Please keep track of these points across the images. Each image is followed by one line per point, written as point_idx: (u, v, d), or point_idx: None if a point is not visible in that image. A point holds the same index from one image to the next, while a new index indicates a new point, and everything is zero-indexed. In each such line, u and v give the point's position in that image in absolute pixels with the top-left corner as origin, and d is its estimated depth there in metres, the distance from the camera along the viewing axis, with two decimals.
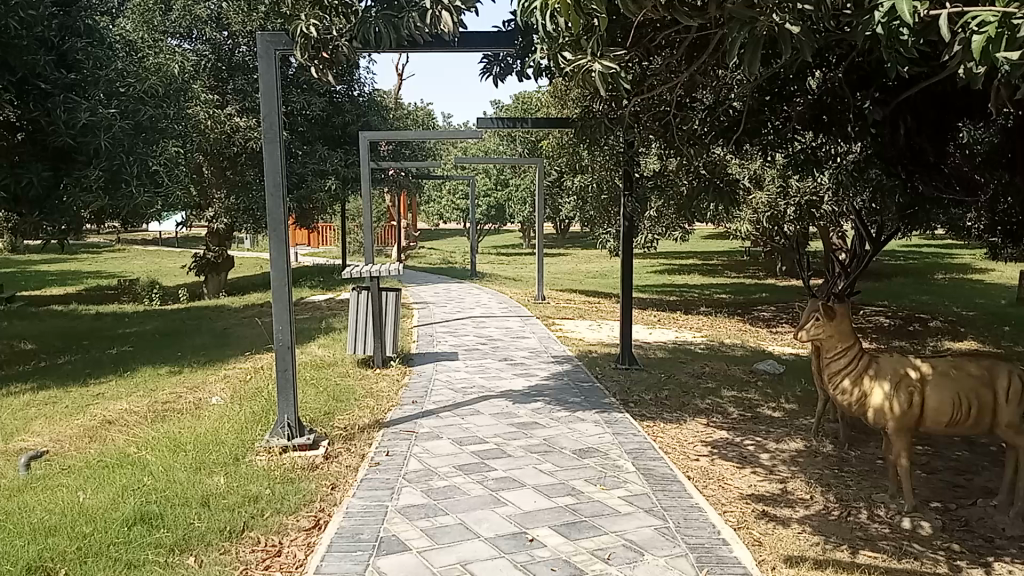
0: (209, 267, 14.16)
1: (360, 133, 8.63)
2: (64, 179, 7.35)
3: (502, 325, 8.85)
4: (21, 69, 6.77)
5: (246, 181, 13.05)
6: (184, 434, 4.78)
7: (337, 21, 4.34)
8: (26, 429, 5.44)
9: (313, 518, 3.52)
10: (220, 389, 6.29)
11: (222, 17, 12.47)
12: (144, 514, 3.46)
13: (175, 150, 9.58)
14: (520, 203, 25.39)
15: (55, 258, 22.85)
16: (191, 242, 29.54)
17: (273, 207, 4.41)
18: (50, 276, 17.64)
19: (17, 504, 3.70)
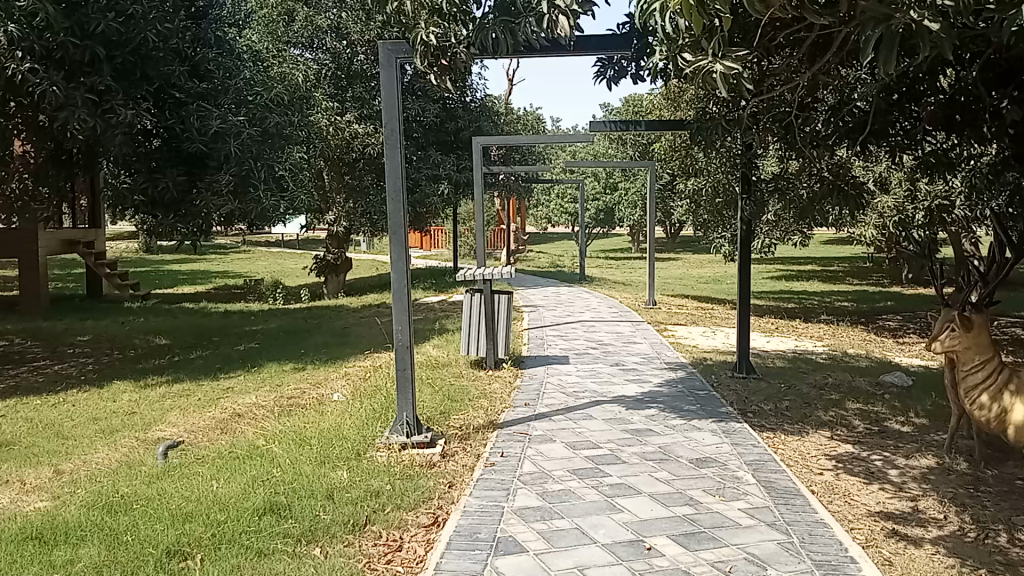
0: (328, 268, 14.64)
1: (473, 137, 8.63)
2: (197, 184, 7.74)
3: (615, 330, 8.79)
4: (158, 79, 7.20)
5: (364, 185, 13.47)
6: (308, 428, 4.96)
7: (459, 29, 4.41)
8: (164, 419, 5.78)
9: (432, 515, 3.58)
10: (342, 386, 6.50)
11: (342, 26, 12.87)
12: (273, 505, 3.61)
13: (298, 156, 9.99)
14: (631, 207, 25.14)
15: (186, 258, 24.19)
16: (310, 244, 30.72)
17: (393, 211, 4.52)
18: (182, 275, 18.66)
19: (157, 491, 3.93)
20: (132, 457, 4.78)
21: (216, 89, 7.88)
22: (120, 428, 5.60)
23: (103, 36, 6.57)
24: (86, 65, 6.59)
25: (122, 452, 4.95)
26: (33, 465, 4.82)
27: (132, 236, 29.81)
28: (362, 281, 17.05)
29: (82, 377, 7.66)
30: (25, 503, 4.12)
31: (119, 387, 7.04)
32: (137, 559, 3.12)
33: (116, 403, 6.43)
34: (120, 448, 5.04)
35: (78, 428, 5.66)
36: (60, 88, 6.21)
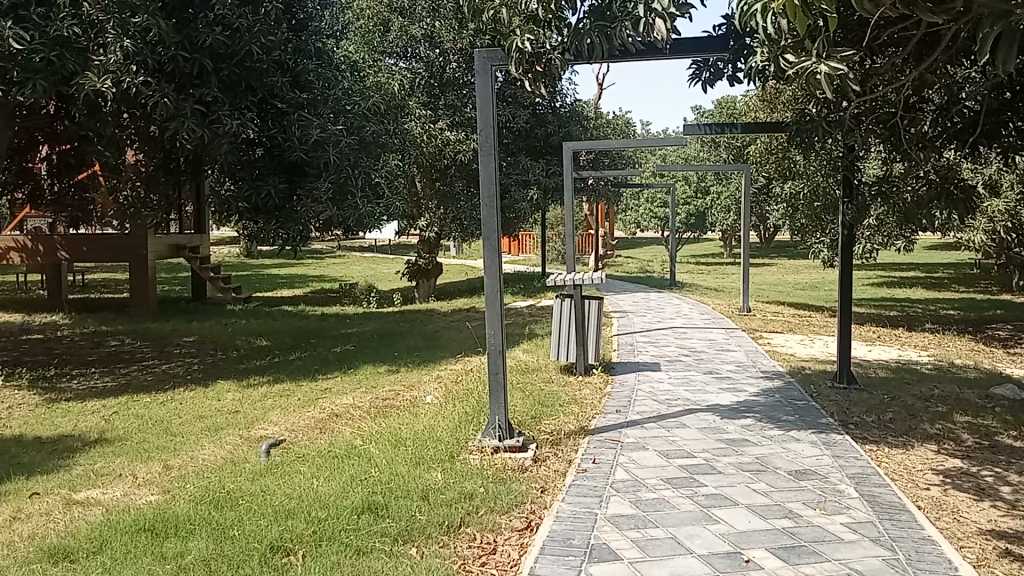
0: (419, 273, 14.87)
1: (564, 143, 8.62)
2: (298, 191, 8.01)
3: (707, 337, 8.65)
4: (262, 89, 7.49)
5: (455, 192, 13.69)
6: (403, 430, 5.06)
7: (552, 35, 4.47)
8: (265, 418, 5.99)
9: (525, 519, 3.60)
10: (434, 388, 6.60)
11: (435, 35, 13.07)
12: (371, 504, 3.70)
13: (394, 163, 10.21)
14: (723, 211, 24.68)
15: (284, 262, 25.01)
16: (402, 250, 31.34)
17: (488, 216, 4.56)
18: (280, 279, 19.31)
19: (261, 487, 4.08)
20: (236, 454, 4.97)
21: (316, 99, 8.12)
22: (225, 425, 5.83)
23: (211, 49, 6.90)
24: (194, 78, 6.90)
25: (227, 449, 5.16)
26: (145, 459, 5.08)
27: (234, 241, 31.01)
28: (452, 286, 17.28)
29: (188, 376, 8.02)
30: (139, 495, 4.34)
31: (223, 386, 7.34)
32: (243, 553, 3.24)
33: (221, 401, 6.70)
34: (226, 445, 5.26)
35: (186, 425, 5.93)
36: (171, 100, 6.52)
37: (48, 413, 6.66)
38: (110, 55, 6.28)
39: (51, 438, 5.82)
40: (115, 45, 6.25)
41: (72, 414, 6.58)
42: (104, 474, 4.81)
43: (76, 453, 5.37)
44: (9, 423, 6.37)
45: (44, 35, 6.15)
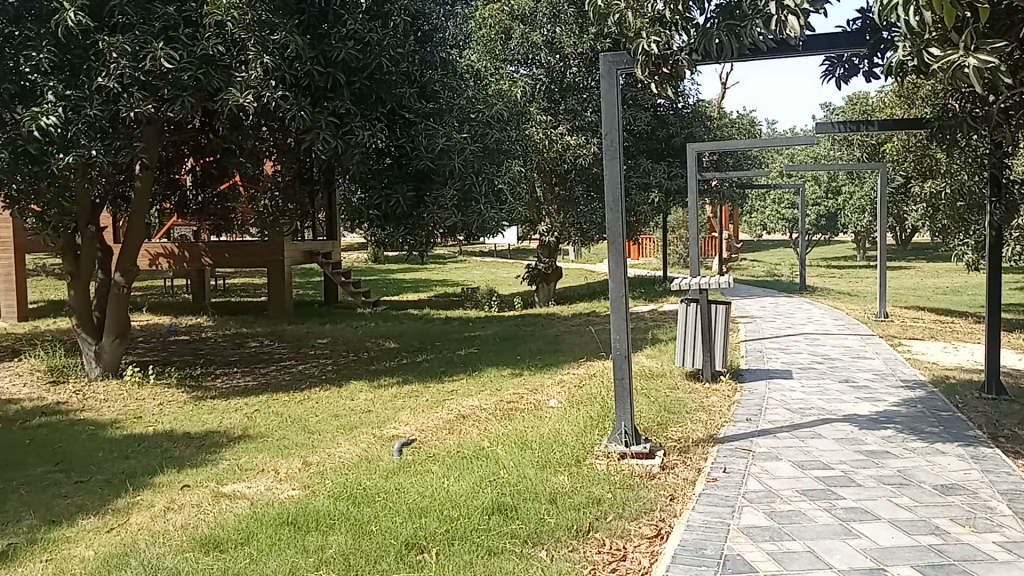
0: (540, 277, 14.96)
1: (688, 145, 8.47)
2: (425, 198, 8.21)
3: (841, 344, 8.33)
4: (391, 100, 7.77)
5: (576, 196, 13.76)
6: (529, 433, 5.12)
7: (677, 36, 4.39)
8: (396, 418, 6.19)
9: (655, 527, 3.58)
10: (557, 392, 6.64)
11: (556, 40, 13.14)
12: (501, 505, 3.77)
13: (516, 169, 10.32)
14: (856, 212, 23.66)
15: (409, 267, 25.71)
16: (523, 254, 31.64)
17: (613, 221, 4.55)
18: (405, 284, 19.86)
19: (394, 484, 4.22)
20: (370, 452, 5.16)
21: (441, 109, 8.34)
22: (358, 424, 6.06)
23: (343, 63, 7.19)
24: (328, 91, 7.21)
25: (361, 447, 5.36)
26: (285, 455, 5.34)
27: (362, 248, 32.09)
28: (573, 290, 17.30)
29: (321, 377, 8.37)
30: (280, 489, 4.57)
31: (355, 387, 7.62)
32: (380, 549, 3.37)
33: (353, 401, 6.97)
34: (360, 443, 5.47)
35: (321, 424, 6.19)
36: (307, 112, 6.84)
37: (196, 410, 7.11)
38: (250, 71, 6.59)
39: (199, 433, 6.21)
40: (255, 62, 6.56)
41: (217, 411, 6.98)
42: (248, 469, 5.10)
43: (222, 448, 5.71)
44: (161, 419, 6.83)
45: (193, 54, 6.56)
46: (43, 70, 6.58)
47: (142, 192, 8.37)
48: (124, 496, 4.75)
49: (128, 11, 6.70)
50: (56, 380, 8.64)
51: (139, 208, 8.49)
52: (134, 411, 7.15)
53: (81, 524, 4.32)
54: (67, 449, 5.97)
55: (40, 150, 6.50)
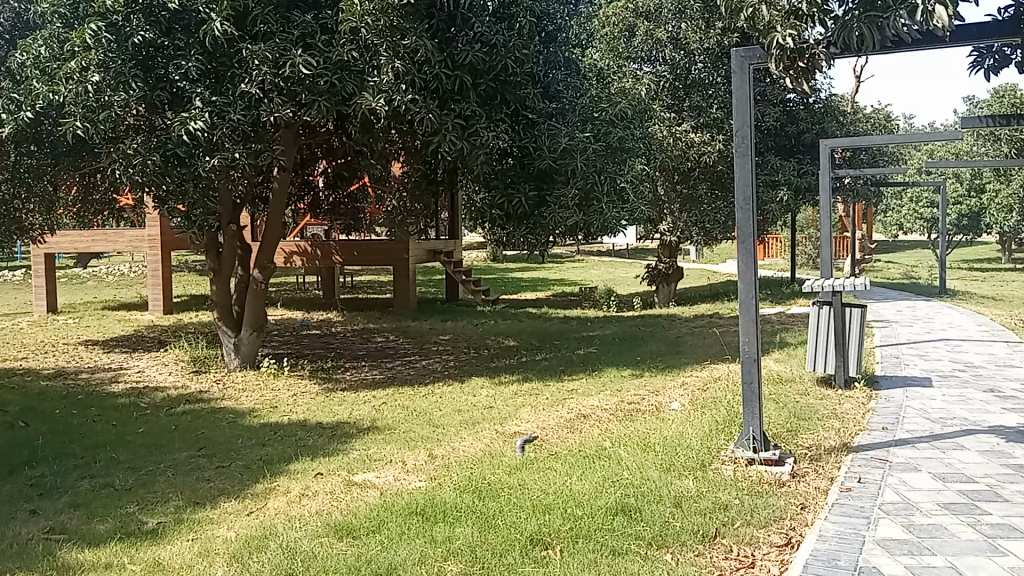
0: (660, 277, 14.74)
1: (821, 141, 8.15)
2: (546, 198, 8.25)
3: (986, 351, 7.84)
4: (515, 101, 7.87)
5: (699, 194, 13.54)
6: (652, 435, 5.07)
7: (813, 28, 4.24)
8: (517, 415, 6.26)
9: (786, 535, 3.48)
10: (681, 394, 6.54)
11: (681, 36, 12.92)
12: (625, 506, 3.76)
13: (639, 168, 10.24)
14: (1003, 211, 22.19)
15: (529, 266, 25.89)
16: (642, 254, 31.38)
17: (742, 220, 4.44)
18: (524, 282, 20.05)
19: (517, 480, 4.27)
20: (494, 448, 5.24)
21: (565, 108, 8.35)
22: (481, 420, 6.17)
23: (470, 65, 7.33)
24: (455, 93, 7.38)
25: (485, 442, 5.45)
26: (411, 447, 5.49)
27: (482, 247, 32.57)
28: (695, 291, 16.99)
29: (445, 372, 8.56)
30: (408, 480, 4.71)
31: (476, 383, 7.75)
32: (506, 543, 3.42)
33: (475, 397, 7.08)
34: (483, 438, 5.58)
35: (446, 418, 6.34)
36: (434, 114, 7.07)
37: (327, 401, 7.40)
38: (382, 75, 6.84)
39: (330, 424, 6.46)
40: (386, 67, 6.80)
41: (347, 403, 7.25)
42: (377, 459, 5.27)
43: (352, 438, 5.94)
44: (295, 408, 7.16)
45: (328, 60, 6.90)
46: (192, 77, 7.07)
47: (280, 192, 8.78)
48: (261, 481, 5.00)
49: (270, 19, 6.95)
50: (198, 370, 9.21)
51: (276, 208, 8.93)
52: (270, 401, 7.52)
53: (223, 507, 4.58)
54: (209, 435, 6.34)
55: (188, 153, 7.02)
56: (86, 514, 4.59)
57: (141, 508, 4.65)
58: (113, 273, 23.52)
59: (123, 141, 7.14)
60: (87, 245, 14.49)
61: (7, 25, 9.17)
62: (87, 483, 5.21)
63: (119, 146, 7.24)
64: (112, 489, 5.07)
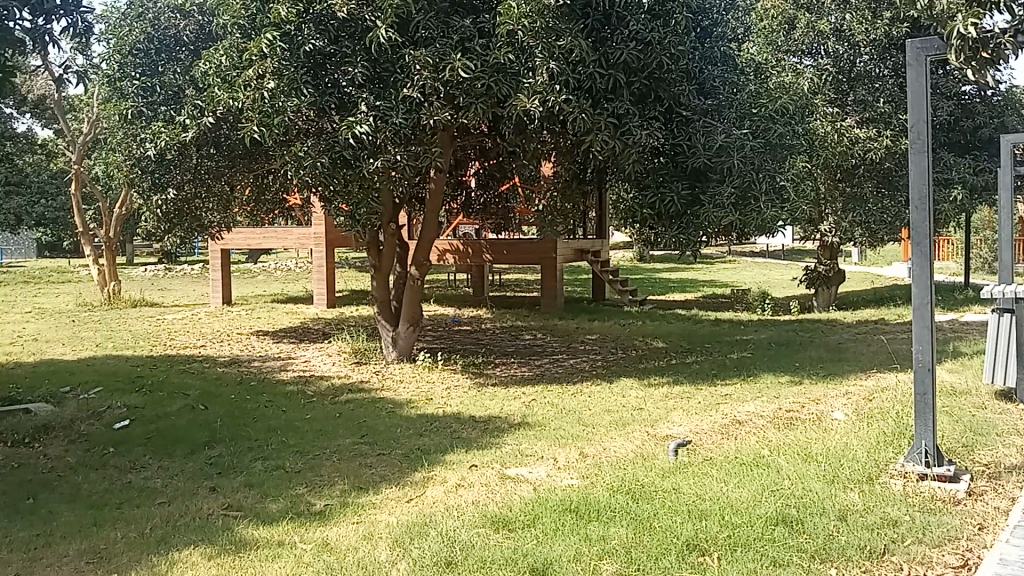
0: (819, 280, 14.14)
1: (1003, 136, 7.58)
2: (701, 197, 8.07)
3: None
4: (669, 99, 7.78)
5: (863, 193, 12.93)
6: (814, 444, 4.89)
7: (996, 17, 3.96)
8: (669, 417, 6.20)
9: (962, 556, 3.27)
10: (843, 404, 6.27)
11: (845, 27, 12.40)
12: (785, 517, 3.65)
13: (799, 165, 9.87)
14: None
15: (678, 266, 25.50)
16: (798, 256, 30.30)
17: (918, 221, 4.21)
18: (673, 283, 19.73)
19: (671, 484, 4.23)
20: (647, 450, 5.21)
21: (721, 105, 8.19)
22: (631, 421, 6.14)
23: (625, 64, 7.32)
24: (609, 92, 7.39)
25: (636, 444, 5.42)
26: (562, 445, 5.54)
27: (629, 247, 32.40)
28: (856, 295, 16.21)
29: (594, 371, 8.58)
30: (560, 477, 4.75)
31: (626, 383, 7.73)
32: (662, 546, 3.41)
33: (626, 397, 7.06)
34: (634, 439, 5.56)
35: (595, 417, 6.35)
36: (587, 114, 7.10)
37: (479, 395, 7.59)
38: (537, 76, 6.92)
39: (483, 418, 6.62)
40: (542, 68, 6.87)
41: (499, 398, 7.40)
42: (529, 455, 5.36)
43: (504, 433, 6.06)
44: (449, 401, 7.37)
45: (486, 63, 7.06)
46: (358, 82, 7.42)
47: (436, 192, 9.08)
48: (420, 470, 5.20)
49: (431, 25, 7.20)
50: (359, 361, 9.66)
51: (432, 206, 9.23)
52: (425, 393, 7.79)
53: (384, 493, 4.78)
54: (370, 423, 6.65)
55: (354, 155, 7.38)
56: (260, 493, 4.92)
57: (310, 490, 4.94)
58: (280, 268, 25.03)
59: (294, 144, 7.58)
60: (258, 241, 15.47)
61: (191, 37, 9.96)
62: (260, 464, 5.58)
63: (290, 148, 7.69)
64: (283, 471, 5.41)
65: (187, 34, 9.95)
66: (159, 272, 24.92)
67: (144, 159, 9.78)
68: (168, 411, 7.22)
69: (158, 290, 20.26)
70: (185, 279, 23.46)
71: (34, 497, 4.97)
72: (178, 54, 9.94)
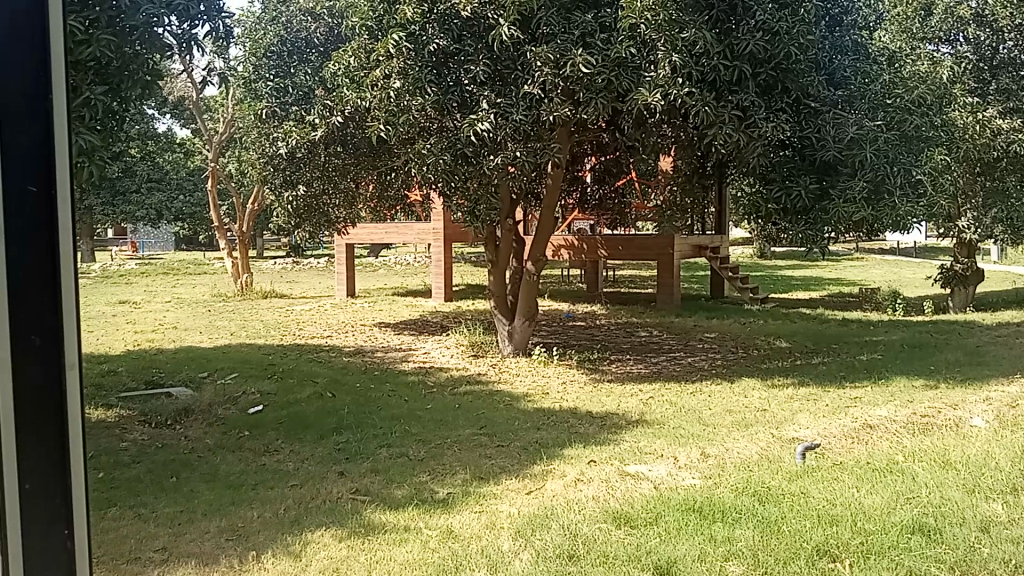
0: (957, 279, 13.40)
1: None
2: (830, 191, 7.76)
3: None
4: (796, 90, 7.54)
5: (1006, 187, 12.17)
6: (953, 451, 4.65)
7: None
8: (794, 419, 6.03)
9: None
10: (983, 410, 5.93)
11: (988, 12, 11.71)
12: (921, 525, 3.49)
13: (936, 158, 9.38)
14: None
15: (801, 264, 24.68)
16: (932, 253, 28.81)
17: None
18: (796, 281, 19.13)
19: (799, 488, 4.12)
20: (772, 452, 5.08)
21: (853, 96, 7.88)
22: (755, 422, 6.00)
23: (751, 55, 7.14)
24: (733, 84, 7.24)
25: (761, 446, 5.30)
26: (683, 444, 5.47)
27: (749, 243, 31.59)
28: (997, 295, 15.26)
29: (714, 370, 8.42)
30: (682, 476, 4.69)
31: (748, 383, 7.55)
32: (792, 551, 3.32)
33: (749, 398, 6.90)
34: (759, 441, 5.43)
35: (716, 417, 6.23)
36: (711, 107, 6.96)
37: (597, 391, 7.58)
38: (659, 70, 6.82)
39: (600, 414, 6.61)
40: (664, 61, 6.79)
41: (617, 395, 7.37)
42: (648, 453, 5.31)
43: (623, 429, 6.03)
44: (567, 396, 7.39)
45: (607, 58, 7.01)
46: (480, 80, 7.52)
47: (554, 187, 9.12)
48: (539, 463, 5.24)
49: (552, 21, 7.22)
50: (477, 354, 9.82)
51: (550, 201, 9.28)
52: (542, 387, 7.84)
53: (505, 484, 4.85)
54: (489, 415, 6.75)
55: (475, 152, 7.48)
56: (386, 479, 5.08)
57: (433, 478, 5.06)
58: (400, 262, 25.68)
59: (417, 141, 7.78)
60: (380, 236, 15.94)
61: (321, 39, 10.46)
62: (384, 451, 5.76)
63: (414, 145, 7.88)
64: (406, 458, 5.56)
65: (318, 36, 10.47)
66: (287, 265, 26.00)
67: (277, 157, 10.27)
68: (298, 397, 7.55)
69: (287, 282, 21.19)
70: (311, 271, 24.42)
71: (177, 475, 5.30)
72: (308, 55, 10.45)
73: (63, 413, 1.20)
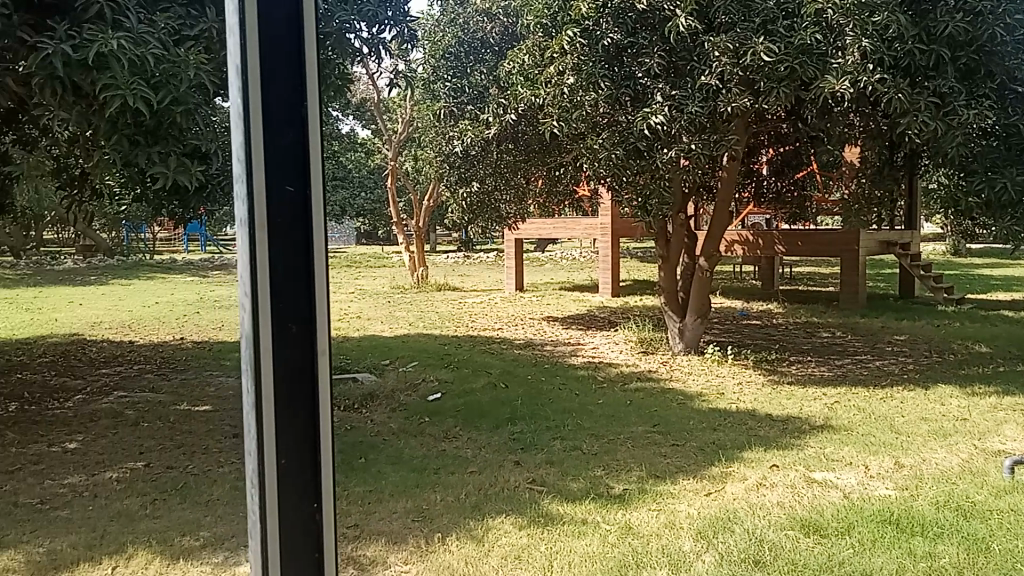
0: None
1: None
2: None
3: None
4: (1003, 73, 6.92)
5: None
6: None
7: None
8: (999, 431, 5.57)
9: None
10: None
11: None
12: None
13: None
14: None
15: (1001, 262, 22.72)
16: None
17: None
18: (996, 280, 17.61)
19: (1009, 505, 3.81)
20: (974, 465, 4.72)
21: None
22: (953, 432, 5.58)
23: (950, 37, 6.65)
24: (930, 70, 6.81)
25: (962, 458, 4.93)
26: (873, 452, 5.17)
27: (939, 239, 29.44)
28: None
29: (905, 375, 7.89)
30: (874, 486, 4.45)
31: (945, 390, 7.03)
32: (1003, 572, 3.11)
33: (945, 406, 6.43)
34: (960, 452, 5.05)
35: (909, 426, 5.84)
36: (904, 94, 6.55)
37: (776, 393, 7.31)
38: (848, 56, 6.49)
39: (780, 417, 6.36)
40: (853, 47, 6.45)
41: (798, 398, 7.07)
42: (835, 459, 5.06)
43: (806, 434, 5.78)
44: (744, 397, 7.17)
45: (790, 45, 6.68)
46: (654, 73, 7.42)
47: (730, 180, 8.87)
48: (718, 464, 5.12)
49: (732, 9, 6.98)
50: (647, 350, 9.72)
51: (726, 195, 9.04)
52: (717, 387, 7.65)
53: (683, 484, 4.77)
54: (663, 413, 6.66)
55: (649, 146, 7.39)
56: (561, 471, 5.14)
57: (608, 473, 5.07)
58: (568, 258, 25.84)
59: (589, 137, 7.79)
60: (549, 231, 16.13)
61: (497, 38, 10.61)
62: (558, 444, 5.82)
63: (586, 141, 7.88)
64: (580, 452, 5.60)
65: (493, 36, 10.62)
66: (459, 259, 26.80)
67: (453, 156, 10.72)
68: (473, 387, 7.77)
69: (459, 276, 21.84)
70: (482, 266, 25.04)
71: (364, 456, 5.59)
72: (484, 55, 10.65)
73: (315, 393, 1.35)
